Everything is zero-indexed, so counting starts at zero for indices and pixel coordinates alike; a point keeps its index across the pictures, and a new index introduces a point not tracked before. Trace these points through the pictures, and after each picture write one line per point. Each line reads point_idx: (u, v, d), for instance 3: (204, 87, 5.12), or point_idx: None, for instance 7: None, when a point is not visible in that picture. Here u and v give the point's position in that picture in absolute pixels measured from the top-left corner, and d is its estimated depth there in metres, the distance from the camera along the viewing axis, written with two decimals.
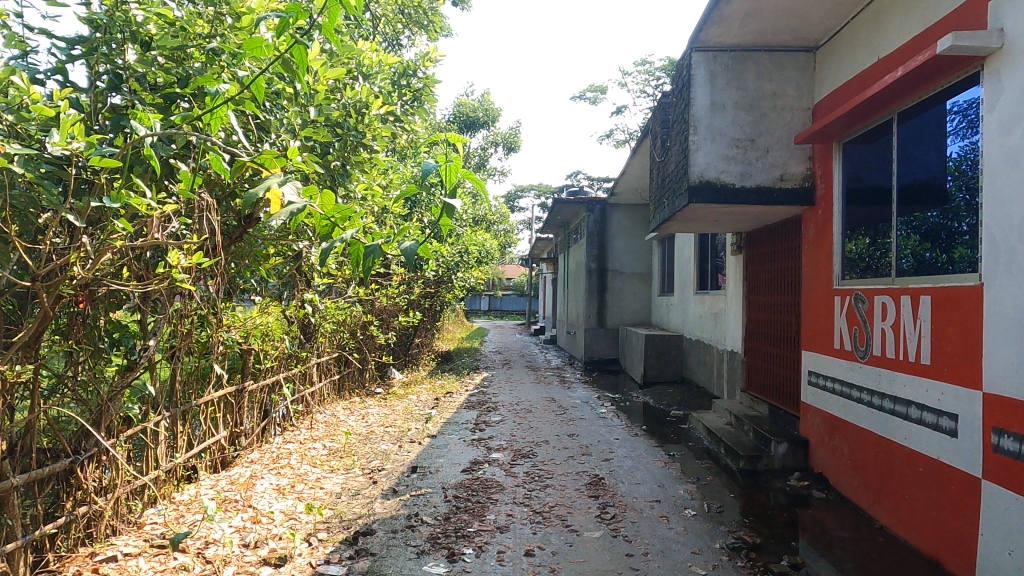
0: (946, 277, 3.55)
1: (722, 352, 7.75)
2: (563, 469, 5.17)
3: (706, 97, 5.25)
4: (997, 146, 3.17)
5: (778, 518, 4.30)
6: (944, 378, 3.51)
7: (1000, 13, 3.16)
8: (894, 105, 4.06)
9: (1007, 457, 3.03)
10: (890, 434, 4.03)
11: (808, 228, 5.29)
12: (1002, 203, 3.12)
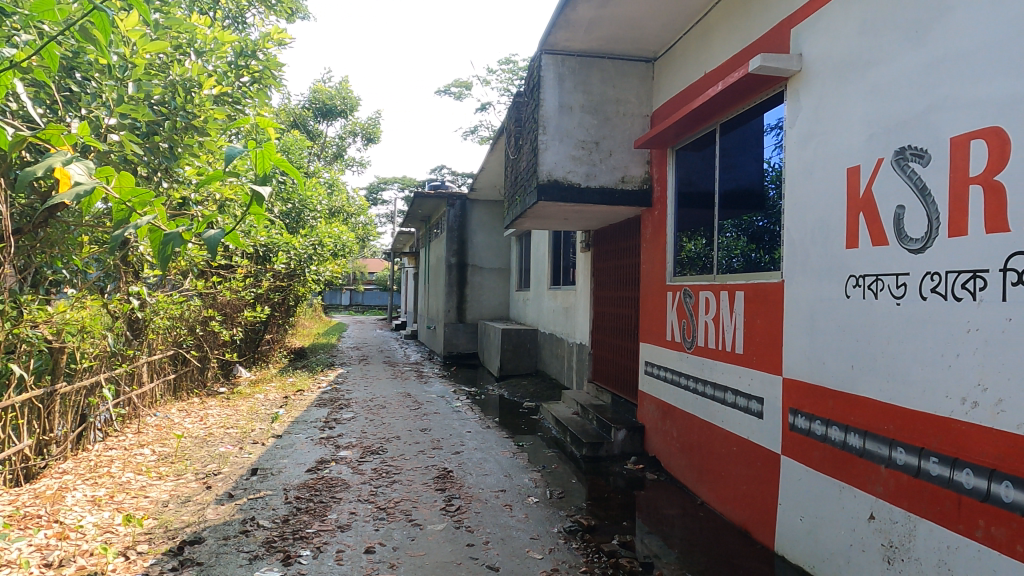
0: (758, 274, 3.94)
1: (572, 345, 8.09)
2: (411, 464, 5.14)
3: (555, 99, 5.42)
4: (795, 158, 3.57)
5: (614, 500, 4.58)
6: (754, 365, 3.90)
7: (799, 40, 3.55)
8: (718, 117, 4.44)
9: (799, 433, 3.43)
10: (710, 417, 4.42)
11: (646, 228, 5.66)
12: (799, 209, 3.52)
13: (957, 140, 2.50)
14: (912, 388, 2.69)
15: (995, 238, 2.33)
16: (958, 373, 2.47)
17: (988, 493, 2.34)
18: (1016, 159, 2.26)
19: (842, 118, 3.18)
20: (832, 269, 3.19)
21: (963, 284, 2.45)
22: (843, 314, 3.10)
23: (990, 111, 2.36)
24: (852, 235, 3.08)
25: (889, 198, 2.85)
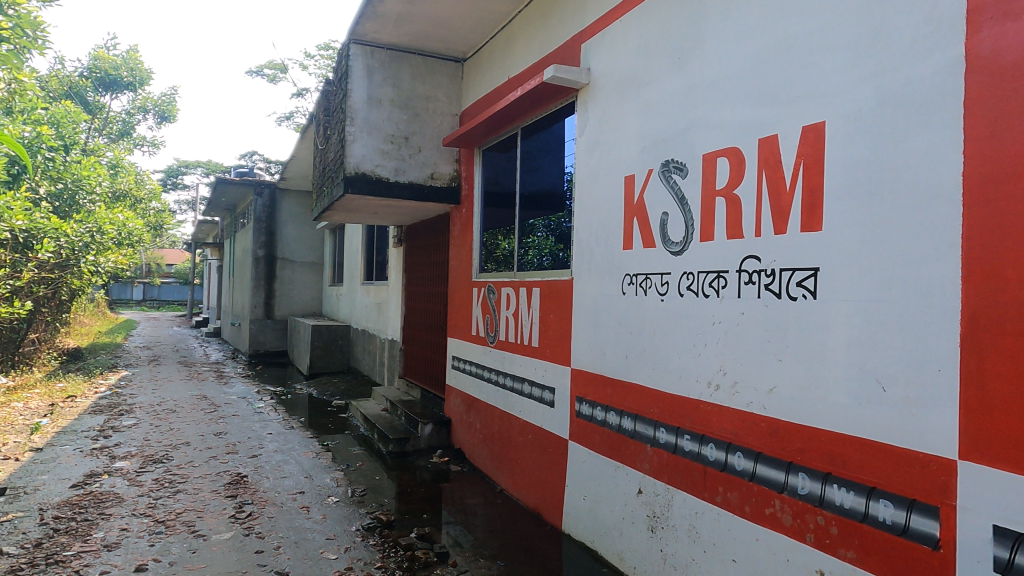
0: (551, 272, 4.19)
1: (384, 341, 8.02)
2: (201, 471, 4.77)
3: (363, 91, 5.32)
4: (584, 165, 3.85)
5: (417, 494, 4.62)
6: (547, 357, 4.15)
7: (588, 56, 3.83)
8: (519, 121, 4.65)
9: (584, 419, 3.71)
10: (509, 408, 4.62)
11: (455, 225, 5.77)
12: (585, 212, 3.81)
13: (707, 156, 2.86)
14: (671, 374, 3.03)
15: (733, 242, 2.70)
16: (706, 360, 2.83)
17: (726, 463, 2.71)
18: (749, 176, 2.63)
19: (621, 131, 3.49)
20: (612, 268, 3.50)
21: (710, 283, 2.81)
22: (619, 309, 3.41)
23: (732, 133, 2.73)
24: (627, 238, 3.39)
25: (657, 205, 3.18)
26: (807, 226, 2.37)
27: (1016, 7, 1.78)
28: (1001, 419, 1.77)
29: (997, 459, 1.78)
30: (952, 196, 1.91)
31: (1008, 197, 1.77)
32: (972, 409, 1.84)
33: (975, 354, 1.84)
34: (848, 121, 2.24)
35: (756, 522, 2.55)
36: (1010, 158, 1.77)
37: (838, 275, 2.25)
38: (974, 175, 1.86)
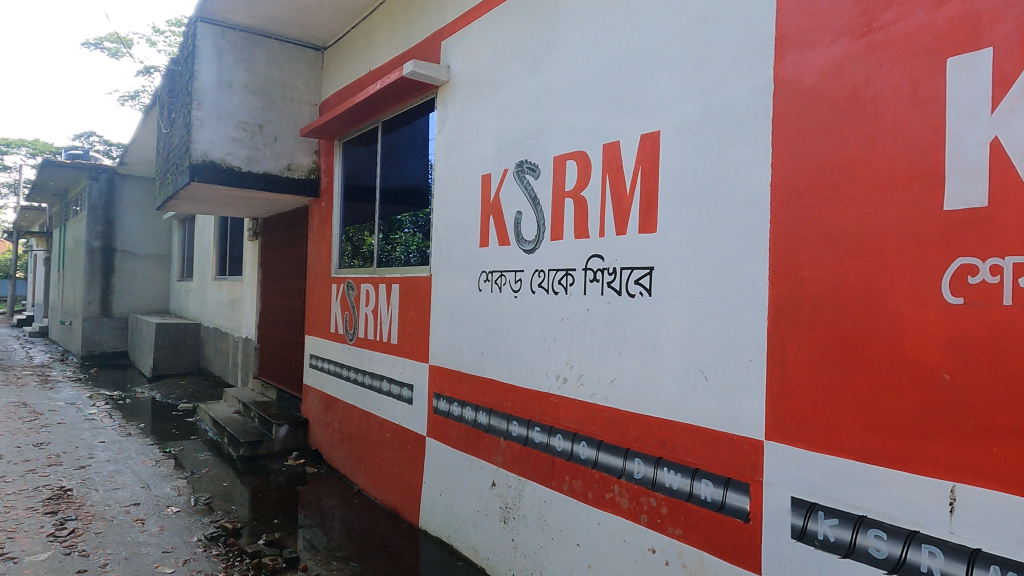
0: (410, 268, 4.17)
1: (237, 340, 7.58)
2: (14, 487, 4.26)
3: (212, 73, 4.99)
4: (443, 162, 3.86)
5: (268, 499, 4.42)
6: (406, 354, 4.12)
7: (448, 53, 3.85)
8: (380, 114, 4.58)
9: (441, 415, 3.73)
10: (367, 406, 4.55)
11: (314, 219, 5.58)
12: (444, 209, 3.82)
13: (557, 158, 2.97)
14: (523, 368, 3.13)
15: (579, 242, 2.83)
16: (555, 354, 2.95)
17: (571, 453, 2.84)
18: (594, 179, 2.77)
19: (479, 130, 3.54)
20: (469, 265, 3.54)
21: (559, 280, 2.93)
22: (476, 306, 3.46)
23: (579, 137, 2.86)
24: (484, 236, 3.45)
25: (511, 204, 3.26)
26: (644, 228, 2.54)
27: (813, 38, 2.01)
28: (798, 402, 2.00)
29: (795, 438, 2.01)
30: (762, 204, 2.13)
31: (805, 205, 2.01)
32: (776, 394, 2.07)
33: (779, 345, 2.06)
34: (679, 132, 2.42)
35: (598, 507, 2.70)
36: (808, 171, 2.01)
37: (669, 273, 2.43)
38: (779, 185, 2.09)
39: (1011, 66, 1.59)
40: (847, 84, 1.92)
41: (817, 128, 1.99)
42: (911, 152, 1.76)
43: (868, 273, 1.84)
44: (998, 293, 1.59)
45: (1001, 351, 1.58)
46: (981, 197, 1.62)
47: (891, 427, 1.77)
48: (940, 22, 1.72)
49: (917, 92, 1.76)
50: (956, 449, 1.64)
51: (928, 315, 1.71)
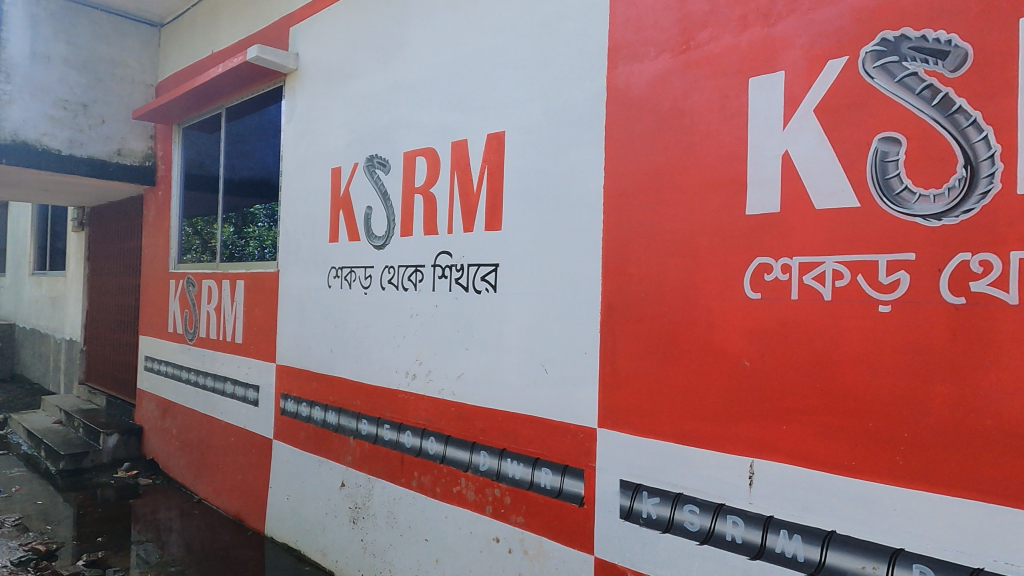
0: (256, 264, 3.97)
1: (59, 341, 6.83)
2: None
3: (24, 43, 4.45)
4: (291, 154, 3.72)
5: (93, 515, 4.04)
6: (251, 354, 3.92)
7: (296, 41, 3.70)
8: (225, 100, 4.31)
9: (289, 416, 3.59)
10: (209, 410, 4.28)
11: (149, 209, 5.15)
12: (292, 203, 3.68)
13: (407, 154, 2.96)
14: (373, 366, 3.09)
15: (429, 238, 2.84)
16: (404, 350, 2.94)
17: (420, 449, 2.85)
18: (443, 176, 2.79)
19: (329, 122, 3.44)
20: (318, 261, 3.44)
21: (409, 276, 2.93)
22: (325, 303, 3.37)
23: (428, 134, 2.87)
24: (333, 231, 3.36)
25: (361, 199, 3.20)
26: (490, 225, 2.60)
27: (640, 52, 2.16)
28: (626, 392, 2.15)
29: (623, 425, 2.15)
30: (596, 205, 2.26)
31: (633, 208, 2.15)
32: (607, 384, 2.20)
33: (610, 337, 2.20)
34: (522, 134, 2.51)
35: (446, 501, 2.73)
36: (635, 176, 2.15)
37: (513, 270, 2.51)
38: (611, 188, 2.22)
39: (798, 89, 1.79)
40: (668, 96, 2.08)
41: (643, 136, 2.14)
42: (720, 162, 1.94)
43: (683, 271, 2.01)
44: (787, 289, 1.79)
45: (790, 341, 1.78)
46: (775, 204, 1.82)
47: (702, 411, 1.95)
48: (744, 45, 1.91)
49: (725, 107, 1.94)
50: (754, 429, 1.84)
51: (733, 310, 1.90)
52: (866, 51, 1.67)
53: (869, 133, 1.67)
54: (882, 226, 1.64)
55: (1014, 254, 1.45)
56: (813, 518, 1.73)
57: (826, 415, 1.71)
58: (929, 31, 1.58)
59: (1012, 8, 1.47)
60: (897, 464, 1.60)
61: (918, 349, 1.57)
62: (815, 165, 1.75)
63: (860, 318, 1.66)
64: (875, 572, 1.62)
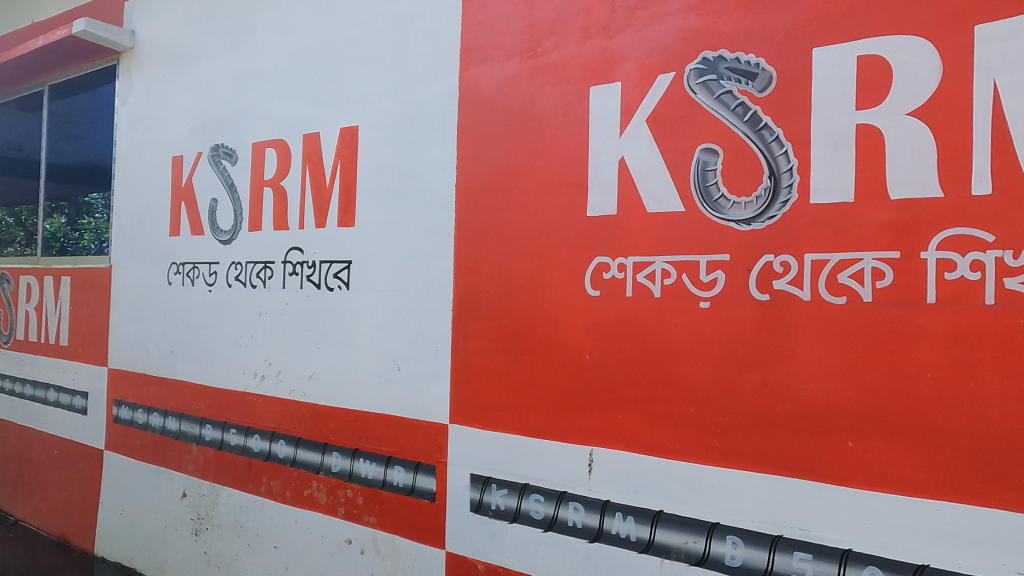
0: (84, 259, 3.62)
1: None
2: None
3: None
4: (126, 140, 3.42)
5: None
6: (77, 358, 3.57)
7: (133, 17, 3.41)
8: (49, 76, 3.90)
9: (122, 424, 3.31)
10: (28, 421, 3.83)
11: None
12: (126, 193, 3.39)
13: (255, 145, 2.83)
14: (218, 367, 2.92)
15: (279, 234, 2.74)
16: (252, 351, 2.81)
17: (269, 453, 2.73)
18: (293, 169, 2.69)
19: (169, 107, 3.21)
20: (157, 256, 3.20)
21: (257, 273, 2.80)
22: (165, 301, 3.14)
23: (278, 126, 2.75)
24: (174, 224, 3.14)
25: (205, 191, 3.01)
26: (343, 221, 2.55)
27: (491, 55, 2.21)
28: (476, 387, 2.19)
29: (473, 419, 2.19)
30: (448, 203, 2.29)
31: (483, 207, 2.20)
32: (458, 380, 2.23)
33: (461, 334, 2.23)
34: (375, 129, 2.48)
35: (296, 505, 2.64)
36: (486, 176, 2.20)
37: (366, 267, 2.48)
38: (463, 186, 2.25)
39: (633, 99, 1.92)
40: (516, 100, 2.14)
41: (493, 137, 2.19)
42: (564, 165, 2.03)
43: (530, 269, 2.09)
44: (623, 286, 1.91)
45: (624, 335, 1.90)
46: (612, 207, 1.94)
47: (546, 404, 2.03)
48: (585, 55, 2.01)
49: (569, 113, 2.03)
50: (593, 419, 1.95)
51: (575, 306, 1.99)
52: (690, 68, 1.82)
53: (692, 144, 1.82)
54: (702, 229, 1.79)
55: (807, 256, 1.65)
56: (643, 499, 1.86)
57: (656, 404, 1.85)
58: (741, 53, 1.75)
59: (806, 38, 1.66)
60: (713, 445, 1.76)
61: (732, 341, 1.74)
62: (647, 171, 1.89)
63: (684, 313, 1.81)
64: (696, 545, 1.78)
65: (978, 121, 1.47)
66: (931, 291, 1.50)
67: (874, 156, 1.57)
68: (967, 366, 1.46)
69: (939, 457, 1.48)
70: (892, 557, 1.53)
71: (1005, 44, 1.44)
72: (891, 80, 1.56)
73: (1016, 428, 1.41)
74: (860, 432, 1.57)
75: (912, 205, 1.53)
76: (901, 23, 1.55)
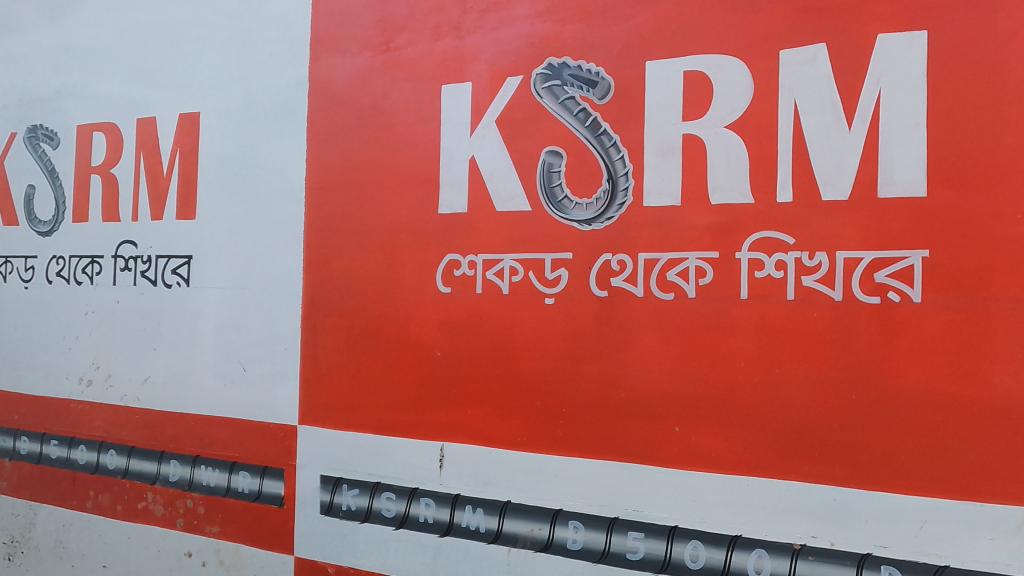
0: None
1: None
2: None
3: None
4: None
5: None
6: None
7: None
8: None
9: None
10: None
11: None
12: None
13: (81, 128, 2.58)
14: (35, 372, 2.64)
15: (109, 225, 2.52)
16: (77, 354, 2.56)
17: (97, 464, 2.51)
18: (126, 155, 2.48)
19: None
20: None
21: (83, 268, 2.56)
22: None
23: (108, 108, 2.53)
24: None
25: (20, 176, 2.71)
26: (182, 213, 2.39)
27: (343, 46, 2.16)
28: (326, 386, 2.14)
29: (323, 419, 2.14)
30: (298, 197, 2.21)
31: (335, 202, 2.15)
32: (308, 380, 2.17)
33: (311, 332, 2.17)
34: (218, 117, 2.34)
35: (129, 519, 2.44)
36: (337, 170, 2.15)
37: (209, 263, 2.34)
38: (313, 180, 2.19)
39: (483, 100, 1.96)
40: (369, 94, 2.11)
41: (345, 131, 2.14)
42: (416, 161, 2.03)
43: (382, 266, 2.07)
44: (473, 283, 1.95)
45: (474, 330, 1.94)
46: (463, 205, 1.97)
47: (398, 401, 2.03)
48: (437, 54, 2.02)
49: (421, 110, 2.03)
50: (444, 414, 1.97)
51: (426, 303, 2.00)
52: (537, 73, 1.89)
53: (539, 145, 1.89)
54: (548, 228, 1.87)
55: (641, 255, 1.76)
56: (492, 491, 1.91)
57: (503, 397, 1.90)
58: (583, 61, 1.84)
59: (640, 52, 1.78)
60: (556, 435, 1.84)
61: (573, 335, 1.82)
62: (496, 171, 1.93)
63: (530, 309, 1.87)
64: (541, 532, 1.85)
65: (782, 136, 1.64)
66: (744, 287, 1.66)
67: (697, 164, 1.71)
68: (772, 355, 1.63)
69: (749, 436, 1.65)
70: (711, 530, 1.67)
71: (804, 68, 1.62)
72: (711, 94, 1.71)
73: (810, 408, 1.59)
74: (685, 417, 1.71)
75: (729, 209, 1.68)
76: (720, 44, 1.70)
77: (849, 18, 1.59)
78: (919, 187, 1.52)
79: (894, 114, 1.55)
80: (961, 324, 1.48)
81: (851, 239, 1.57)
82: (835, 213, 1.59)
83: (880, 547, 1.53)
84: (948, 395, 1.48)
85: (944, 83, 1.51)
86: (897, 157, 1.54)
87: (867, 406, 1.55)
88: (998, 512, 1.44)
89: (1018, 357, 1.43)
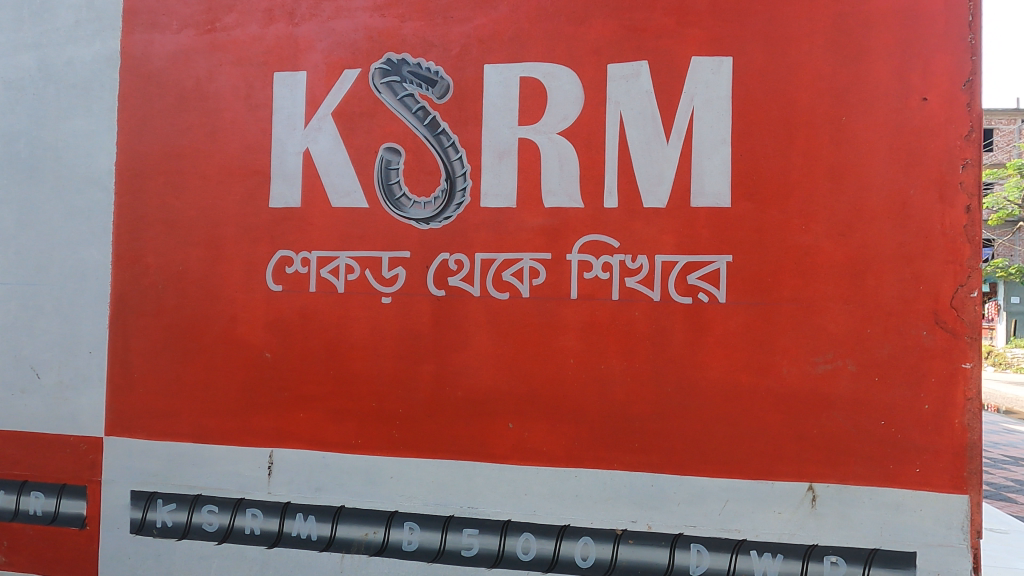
0: None
1: None
2: None
3: None
4: None
5: None
6: None
7: None
8: None
9: None
10: None
11: None
12: None
13: None
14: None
15: None
16: None
17: None
18: None
19: None
20: None
21: None
22: None
23: None
24: None
25: None
26: None
27: (161, 21, 1.98)
28: (138, 392, 1.95)
29: (134, 429, 1.95)
30: (106, 184, 1.99)
31: (150, 190, 1.96)
32: (116, 386, 1.96)
33: (120, 333, 1.97)
34: (8, 89, 2.07)
35: None
36: (152, 155, 1.97)
37: None
38: (124, 166, 1.98)
39: (319, 91, 1.88)
40: (191, 76, 1.95)
41: (163, 115, 1.97)
42: (244, 151, 1.91)
43: (205, 262, 1.92)
44: (306, 281, 1.87)
45: (308, 331, 1.86)
46: (296, 199, 1.88)
47: (222, 407, 1.89)
48: (268, 39, 1.91)
49: (250, 97, 1.91)
50: (273, 419, 1.87)
51: (255, 302, 1.89)
52: (375, 67, 1.85)
53: (376, 142, 1.85)
54: (385, 226, 1.83)
55: (478, 255, 1.79)
56: (325, 497, 1.84)
57: (337, 399, 1.84)
58: (422, 60, 1.83)
59: (478, 54, 1.80)
60: (392, 436, 1.81)
61: (411, 335, 1.81)
62: (332, 165, 1.86)
63: (366, 309, 1.83)
64: (376, 536, 1.81)
65: (609, 145, 1.74)
66: (574, 288, 1.73)
67: (532, 168, 1.77)
68: (598, 351, 1.72)
69: (577, 430, 1.72)
70: (541, 522, 1.73)
71: (629, 83, 1.73)
72: (545, 101, 1.77)
73: (630, 401, 1.70)
74: (518, 414, 1.75)
75: (561, 213, 1.75)
76: (553, 53, 1.77)
77: (667, 38, 1.71)
78: (725, 198, 1.67)
79: (704, 130, 1.69)
80: (757, 322, 1.65)
81: (668, 243, 1.70)
82: (654, 220, 1.71)
83: (689, 526, 1.67)
84: (746, 385, 1.65)
85: (745, 105, 1.67)
86: (706, 170, 1.69)
87: (680, 397, 1.68)
88: (784, 488, 1.63)
89: (802, 350, 1.63)
